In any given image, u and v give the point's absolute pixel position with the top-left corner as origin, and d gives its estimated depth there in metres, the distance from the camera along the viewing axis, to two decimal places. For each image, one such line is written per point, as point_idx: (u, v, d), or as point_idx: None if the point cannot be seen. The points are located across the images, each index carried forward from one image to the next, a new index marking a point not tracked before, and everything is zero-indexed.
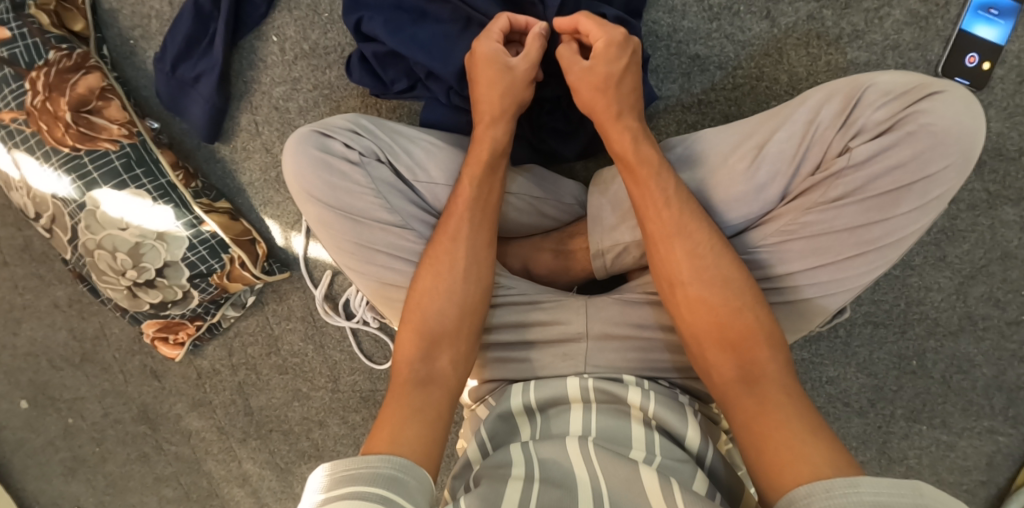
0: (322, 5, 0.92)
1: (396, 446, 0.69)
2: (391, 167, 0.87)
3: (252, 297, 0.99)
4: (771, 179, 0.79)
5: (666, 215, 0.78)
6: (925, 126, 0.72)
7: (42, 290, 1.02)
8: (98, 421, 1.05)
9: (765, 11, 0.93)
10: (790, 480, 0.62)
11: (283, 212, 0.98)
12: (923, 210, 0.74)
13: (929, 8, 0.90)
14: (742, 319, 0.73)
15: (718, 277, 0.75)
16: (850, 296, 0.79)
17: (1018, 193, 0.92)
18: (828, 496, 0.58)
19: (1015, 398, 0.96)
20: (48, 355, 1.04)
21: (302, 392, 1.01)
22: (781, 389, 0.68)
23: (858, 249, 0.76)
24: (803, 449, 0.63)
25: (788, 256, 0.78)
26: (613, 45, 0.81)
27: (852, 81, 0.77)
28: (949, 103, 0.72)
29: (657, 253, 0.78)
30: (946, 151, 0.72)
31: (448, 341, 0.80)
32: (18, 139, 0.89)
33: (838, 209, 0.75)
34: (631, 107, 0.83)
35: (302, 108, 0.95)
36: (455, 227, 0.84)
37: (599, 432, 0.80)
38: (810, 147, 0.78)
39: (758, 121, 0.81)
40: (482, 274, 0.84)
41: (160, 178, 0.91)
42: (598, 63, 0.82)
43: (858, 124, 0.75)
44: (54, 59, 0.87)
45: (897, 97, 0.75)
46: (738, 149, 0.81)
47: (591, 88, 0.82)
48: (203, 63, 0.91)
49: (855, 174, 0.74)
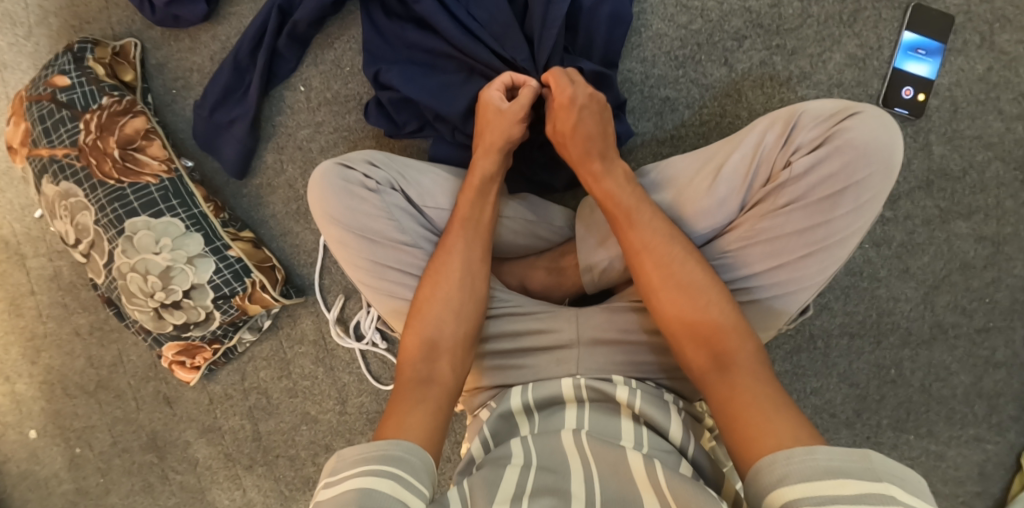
0: (344, 60, 1.04)
1: (403, 430, 0.73)
2: (402, 195, 0.97)
3: (268, 321, 1.07)
4: (728, 195, 0.87)
5: (645, 231, 0.85)
6: (849, 141, 0.81)
7: (64, 319, 1.10)
8: (105, 450, 1.12)
9: (724, 59, 1.04)
10: (756, 451, 0.67)
11: (302, 241, 1.07)
12: (859, 212, 0.82)
13: (866, 51, 1.03)
14: (709, 315, 0.78)
15: (690, 282, 0.81)
16: (810, 294, 0.85)
17: (967, 208, 1.01)
18: (788, 462, 0.63)
19: (995, 404, 1.02)
20: (63, 383, 1.11)
21: (310, 415, 1.09)
22: (751, 376, 0.73)
23: (807, 249, 0.83)
24: (768, 424, 0.68)
25: (749, 260, 0.85)
26: (563, 107, 0.91)
27: (789, 109, 0.86)
28: (866, 122, 0.81)
29: (638, 268, 0.84)
30: (870, 159, 0.80)
31: (447, 345, 0.85)
32: (68, 173, 0.99)
33: (788, 214, 0.83)
34: (597, 145, 0.92)
35: (322, 149, 1.06)
36: (453, 246, 0.91)
37: (593, 426, 0.84)
38: (758, 166, 0.86)
39: (716, 147, 0.90)
40: (474, 288, 0.89)
41: (194, 208, 1.00)
42: (558, 120, 0.92)
43: (796, 142, 0.84)
44: (107, 103, 0.98)
45: (827, 119, 0.84)
46: (701, 171, 0.90)
47: (557, 140, 0.94)
48: (238, 109, 1.01)
49: (797, 184, 0.83)
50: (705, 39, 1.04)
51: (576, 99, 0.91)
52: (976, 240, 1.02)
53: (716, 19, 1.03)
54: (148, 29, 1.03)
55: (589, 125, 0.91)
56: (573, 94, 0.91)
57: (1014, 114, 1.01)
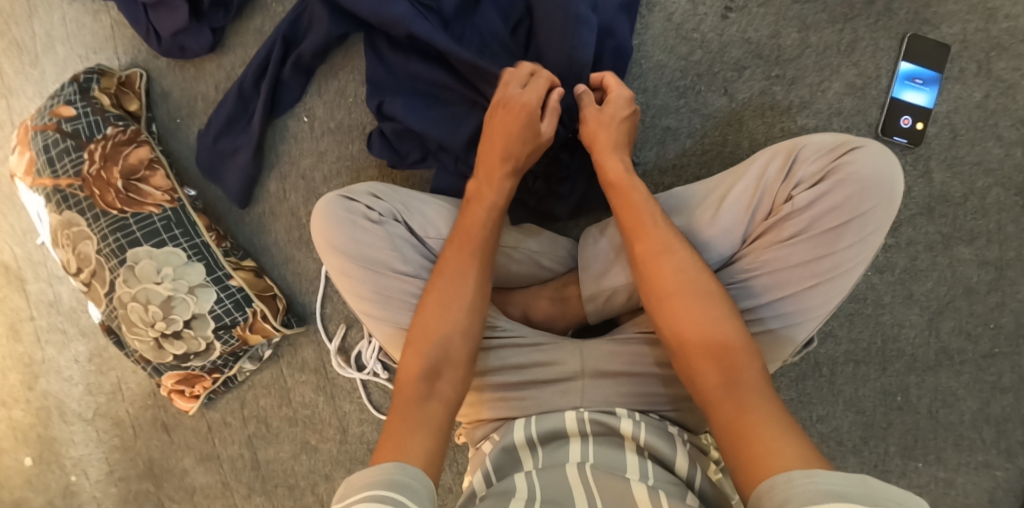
0: (348, 90, 1.04)
1: (403, 453, 0.71)
2: (405, 226, 0.96)
3: (269, 351, 1.06)
4: (731, 226, 0.87)
5: (660, 235, 0.85)
6: (850, 175, 0.81)
7: (63, 345, 1.09)
8: (101, 479, 1.11)
9: (724, 89, 1.04)
10: (763, 472, 0.67)
11: (304, 269, 1.07)
12: (862, 244, 0.82)
13: (864, 80, 1.03)
14: (719, 328, 0.78)
15: (703, 290, 0.81)
16: (817, 324, 0.85)
17: (968, 233, 1.02)
18: (788, 484, 0.63)
19: (1004, 430, 1.01)
20: (61, 409, 1.10)
21: (310, 444, 1.08)
22: (756, 392, 0.74)
23: (812, 280, 0.83)
24: (775, 445, 0.68)
25: (755, 290, 0.84)
26: (619, 103, 0.93)
27: (790, 142, 0.86)
28: (868, 156, 0.81)
29: (647, 270, 0.84)
30: (872, 193, 0.81)
31: (452, 355, 0.82)
32: (71, 203, 0.99)
33: (791, 246, 0.83)
34: (625, 145, 0.93)
35: (325, 177, 1.06)
36: (461, 252, 0.87)
37: (598, 459, 0.83)
38: (760, 198, 0.86)
39: (719, 178, 0.90)
40: (479, 299, 0.85)
41: (196, 238, 1.00)
42: (608, 108, 0.93)
43: (798, 176, 0.84)
44: (111, 133, 0.98)
45: (828, 152, 0.84)
46: (705, 200, 0.89)
47: (597, 123, 0.93)
48: (241, 137, 1.01)
49: (800, 217, 0.82)
50: (705, 69, 1.04)
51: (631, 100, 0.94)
52: (979, 265, 1.02)
53: (716, 50, 1.03)
54: (154, 59, 1.02)
55: (626, 131, 0.93)
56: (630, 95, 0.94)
57: (1013, 139, 1.02)
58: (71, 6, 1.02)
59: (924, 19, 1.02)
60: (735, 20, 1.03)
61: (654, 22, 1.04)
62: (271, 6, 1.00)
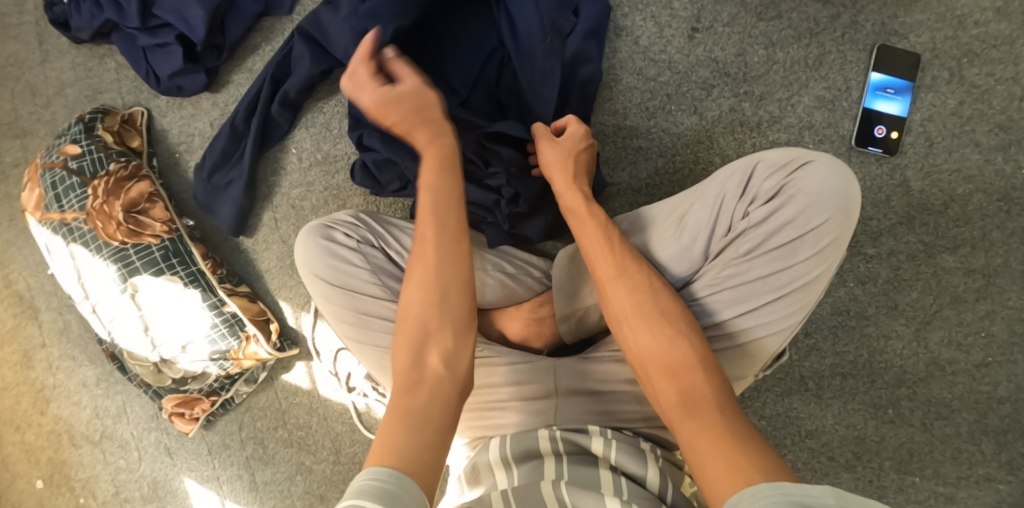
0: (333, 122, 1.09)
1: (393, 459, 0.67)
2: (384, 252, 0.95)
3: (264, 373, 1.11)
4: (692, 244, 0.88)
5: (618, 257, 0.84)
6: (801, 190, 0.82)
7: (73, 370, 1.16)
8: (107, 500, 1.15)
9: (693, 108, 1.04)
10: (725, 490, 0.65)
11: (296, 294, 1.11)
12: (819, 257, 0.82)
13: (833, 93, 1.02)
14: (678, 347, 0.78)
15: (661, 311, 0.81)
16: (784, 338, 0.84)
17: (952, 241, 0.99)
18: (753, 499, 0.62)
19: (1004, 442, 0.98)
20: (70, 433, 1.16)
21: (305, 465, 1.11)
22: (717, 409, 0.73)
23: (772, 295, 0.83)
24: (739, 460, 0.67)
25: (717, 307, 0.84)
26: (577, 142, 0.93)
27: (746, 159, 0.87)
28: (818, 170, 0.82)
29: (604, 295, 0.84)
30: (823, 206, 0.81)
31: (439, 334, 0.77)
32: (76, 234, 1.05)
33: (749, 262, 0.83)
34: (584, 177, 0.92)
35: (314, 207, 1.11)
36: (432, 224, 0.81)
37: (572, 477, 0.81)
38: (718, 217, 0.87)
39: (681, 199, 0.91)
40: (458, 272, 0.80)
41: (192, 265, 1.06)
42: (565, 142, 0.92)
43: (752, 193, 0.84)
44: (114, 169, 1.05)
45: (781, 168, 0.84)
46: (666, 221, 0.90)
47: (557, 158, 0.91)
48: (234, 172, 1.07)
49: (756, 232, 0.83)
50: (673, 89, 1.04)
51: (590, 136, 0.95)
52: (965, 273, 0.99)
53: (683, 71, 1.03)
54: (155, 98, 1.11)
55: (585, 163, 0.93)
56: (589, 132, 0.94)
57: (991, 145, 0.99)
58: (79, 51, 1.12)
59: (892, 30, 1.01)
60: (701, 40, 1.03)
61: (622, 46, 1.04)
62: (261, 46, 1.08)
